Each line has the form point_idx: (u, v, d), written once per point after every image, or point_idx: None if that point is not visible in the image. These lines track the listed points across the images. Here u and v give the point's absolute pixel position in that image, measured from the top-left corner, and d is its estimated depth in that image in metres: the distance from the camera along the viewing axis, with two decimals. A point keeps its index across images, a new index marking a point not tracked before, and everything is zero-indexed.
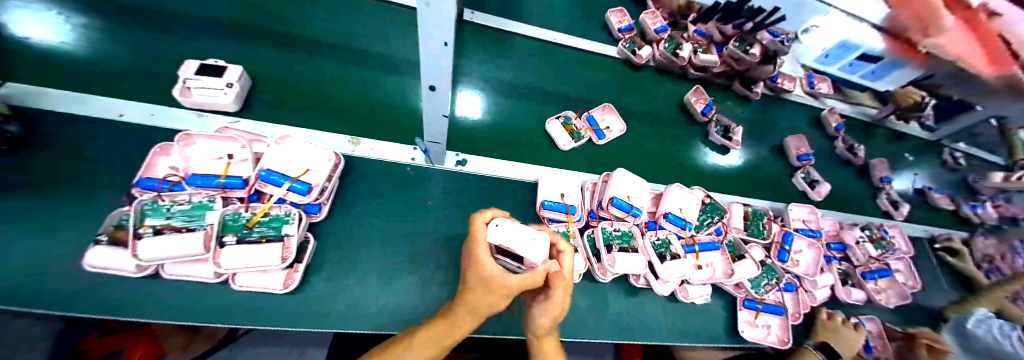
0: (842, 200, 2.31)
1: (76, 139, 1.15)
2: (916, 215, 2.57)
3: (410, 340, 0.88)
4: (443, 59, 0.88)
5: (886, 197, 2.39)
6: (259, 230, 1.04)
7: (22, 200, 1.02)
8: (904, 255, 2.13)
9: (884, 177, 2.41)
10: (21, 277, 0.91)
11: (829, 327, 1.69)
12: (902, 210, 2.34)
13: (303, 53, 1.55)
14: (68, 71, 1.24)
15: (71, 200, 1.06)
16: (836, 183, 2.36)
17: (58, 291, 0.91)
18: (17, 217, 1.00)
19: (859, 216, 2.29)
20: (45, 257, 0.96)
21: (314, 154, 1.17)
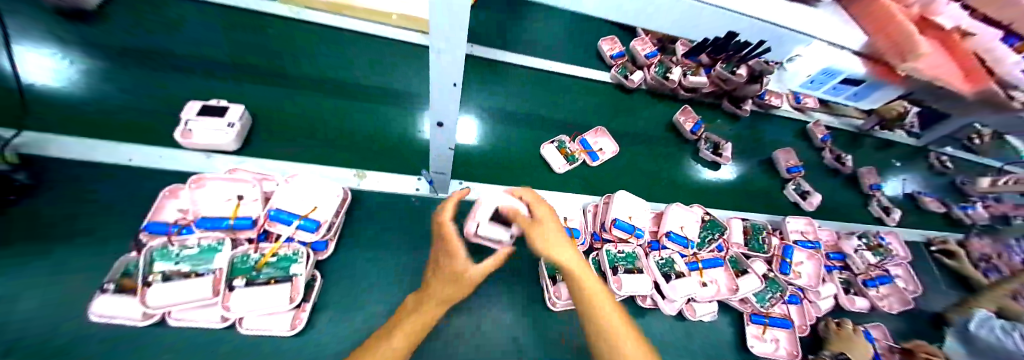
0: (835, 208, 2.37)
1: (84, 185, 1.17)
2: (908, 219, 2.62)
3: (393, 334, 0.95)
4: (449, 98, 0.92)
5: (877, 204, 2.46)
6: (268, 271, 1.04)
7: (27, 249, 1.02)
8: (903, 261, 2.16)
9: (873, 184, 2.48)
10: (24, 327, 0.90)
11: (841, 335, 1.68)
12: (893, 216, 2.41)
13: (305, 88, 1.59)
14: (75, 116, 1.26)
15: (78, 247, 1.07)
16: (829, 193, 2.42)
17: (61, 342, 0.90)
18: (21, 267, 1.00)
19: (855, 224, 2.34)
20: (47, 306, 0.95)
21: (322, 191, 1.20)
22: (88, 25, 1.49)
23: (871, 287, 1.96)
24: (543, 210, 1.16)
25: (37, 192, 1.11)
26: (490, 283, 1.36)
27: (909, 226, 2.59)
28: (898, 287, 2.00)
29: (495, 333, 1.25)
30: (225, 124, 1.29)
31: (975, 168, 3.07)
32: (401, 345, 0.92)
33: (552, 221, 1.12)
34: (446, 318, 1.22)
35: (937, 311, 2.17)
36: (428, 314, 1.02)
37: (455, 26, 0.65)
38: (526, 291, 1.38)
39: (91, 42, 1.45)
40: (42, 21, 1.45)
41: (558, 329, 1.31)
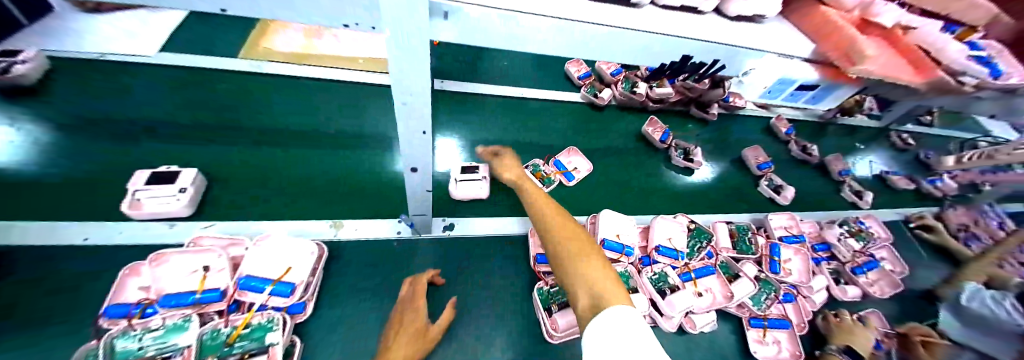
0: (812, 198, 2.44)
1: (32, 274, 1.08)
2: (883, 200, 2.71)
3: None
4: (420, 146, 0.91)
5: (849, 189, 2.53)
6: (241, 345, 0.97)
7: None
8: (886, 243, 2.20)
9: (841, 170, 2.58)
10: None
11: (843, 329, 1.68)
12: (867, 199, 2.47)
13: (271, 141, 1.57)
14: (26, 199, 1.20)
15: (25, 344, 0.97)
16: (804, 184, 2.50)
17: None
18: None
19: (834, 212, 2.41)
20: None
21: (295, 249, 1.16)
22: (30, 99, 1.43)
23: (860, 273, 1.99)
24: (507, 166, 1.52)
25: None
26: (481, 323, 1.31)
27: (885, 207, 2.67)
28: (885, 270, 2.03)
29: None
30: (176, 190, 1.24)
31: (934, 141, 3.23)
32: None
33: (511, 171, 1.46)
34: None
35: (926, 288, 2.21)
36: None
37: (418, 79, 0.66)
38: (521, 326, 1.34)
39: (38, 118, 1.40)
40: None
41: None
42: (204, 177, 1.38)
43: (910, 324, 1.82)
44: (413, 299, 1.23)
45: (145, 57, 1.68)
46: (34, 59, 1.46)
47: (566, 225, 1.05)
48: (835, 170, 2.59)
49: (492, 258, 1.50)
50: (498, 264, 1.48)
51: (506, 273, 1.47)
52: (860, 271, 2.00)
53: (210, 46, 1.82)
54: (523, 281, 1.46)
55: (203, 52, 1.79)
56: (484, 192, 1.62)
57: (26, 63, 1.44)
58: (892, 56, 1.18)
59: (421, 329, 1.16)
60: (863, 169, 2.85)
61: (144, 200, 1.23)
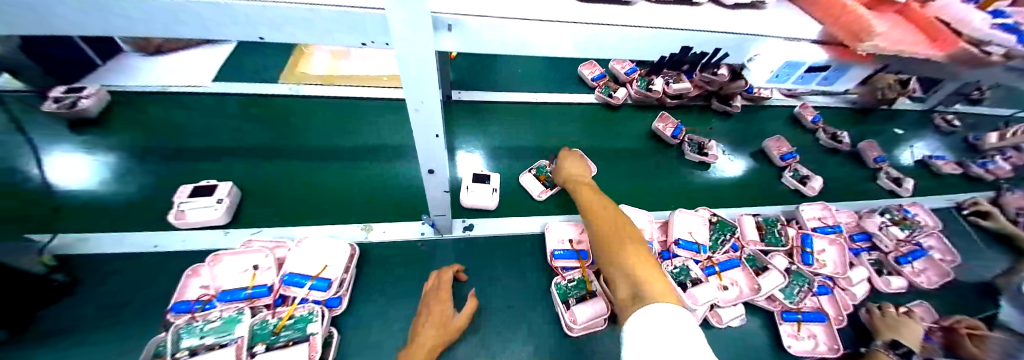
0: (846, 187, 2.32)
1: (113, 276, 1.25)
2: (927, 186, 2.51)
3: None
4: (435, 147, 0.99)
5: (887, 176, 2.38)
6: (287, 334, 1.08)
7: (65, 345, 1.09)
8: (934, 231, 2.04)
9: (877, 157, 2.45)
10: None
11: (886, 325, 1.57)
12: (906, 186, 2.31)
13: (303, 157, 1.72)
14: (112, 213, 1.41)
15: (109, 334, 1.13)
16: (836, 173, 2.38)
17: None
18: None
19: (873, 201, 2.26)
20: None
21: (331, 249, 1.27)
22: (104, 129, 1.68)
23: (905, 264, 1.87)
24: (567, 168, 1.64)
25: (66, 289, 1.19)
26: (502, 317, 1.36)
27: (933, 193, 2.47)
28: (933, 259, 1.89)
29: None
30: (215, 201, 1.39)
31: (983, 122, 3.00)
32: None
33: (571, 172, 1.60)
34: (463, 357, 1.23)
35: (984, 279, 2.03)
36: None
37: (428, 90, 0.76)
38: (539, 321, 1.36)
39: (110, 145, 1.63)
40: (62, 134, 1.63)
41: (578, 353, 1.29)
42: (240, 191, 1.52)
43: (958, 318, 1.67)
44: (436, 292, 1.27)
45: (193, 88, 1.90)
46: (95, 94, 1.69)
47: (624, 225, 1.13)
48: (869, 158, 2.46)
49: (509, 256, 1.55)
50: (517, 262, 1.54)
51: (523, 271, 1.51)
52: (906, 260, 1.87)
53: (252, 74, 2.04)
54: (540, 278, 1.50)
55: (244, 80, 2.00)
56: (493, 204, 1.65)
57: (89, 97, 1.68)
58: (911, 30, 1.13)
59: (443, 321, 1.19)
60: (901, 155, 2.67)
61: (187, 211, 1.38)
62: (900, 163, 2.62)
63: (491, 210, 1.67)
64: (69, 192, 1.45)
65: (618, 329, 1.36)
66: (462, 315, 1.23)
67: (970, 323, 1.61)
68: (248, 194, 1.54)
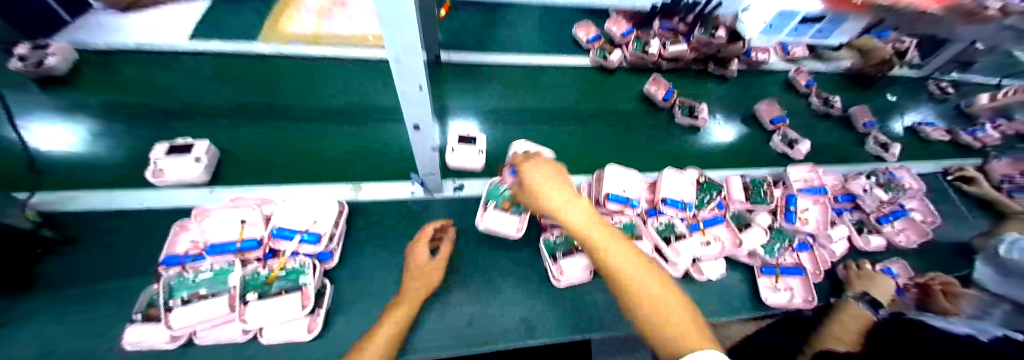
0: (835, 152, 2.34)
1: (100, 233, 1.25)
2: (913, 152, 2.54)
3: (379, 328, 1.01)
4: (420, 100, 0.91)
5: (875, 141, 2.39)
6: (279, 284, 1.11)
7: (56, 298, 1.10)
8: (918, 193, 2.08)
9: (867, 122, 2.44)
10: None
11: (863, 278, 1.66)
12: (894, 151, 2.32)
13: (292, 120, 1.68)
14: (94, 172, 1.39)
15: (102, 286, 1.15)
16: (827, 139, 2.39)
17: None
18: (54, 309, 1.08)
19: (858, 165, 2.29)
20: (81, 341, 1.03)
21: (320, 205, 1.27)
22: (79, 89, 1.62)
23: (886, 223, 1.93)
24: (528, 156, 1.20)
25: (58, 246, 1.20)
26: (492, 271, 1.40)
27: (918, 159, 2.51)
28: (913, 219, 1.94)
29: (505, 312, 1.30)
30: (193, 159, 1.35)
31: (978, 90, 2.98)
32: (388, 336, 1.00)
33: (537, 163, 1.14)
34: (453, 308, 1.27)
35: (959, 240, 2.10)
36: (402, 314, 1.07)
37: (411, 44, 0.67)
38: (528, 275, 1.41)
39: (87, 106, 1.57)
40: (34, 95, 1.57)
41: (566, 305, 1.35)
42: (218, 152, 1.49)
43: (932, 275, 1.79)
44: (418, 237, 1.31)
45: (173, 47, 1.82)
46: (61, 52, 1.60)
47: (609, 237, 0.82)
48: (859, 122, 2.46)
49: None
50: None
51: None
52: (886, 220, 1.92)
53: (233, 32, 1.93)
54: (530, 236, 1.53)
55: (230, 40, 1.90)
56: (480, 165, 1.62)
57: (55, 55, 1.58)
58: None
59: (419, 267, 1.23)
60: (890, 121, 2.69)
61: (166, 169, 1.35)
62: (889, 129, 2.63)
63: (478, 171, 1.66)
64: (44, 153, 1.41)
65: (602, 282, 1.42)
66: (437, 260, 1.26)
67: (942, 279, 1.72)
68: (230, 160, 1.51)
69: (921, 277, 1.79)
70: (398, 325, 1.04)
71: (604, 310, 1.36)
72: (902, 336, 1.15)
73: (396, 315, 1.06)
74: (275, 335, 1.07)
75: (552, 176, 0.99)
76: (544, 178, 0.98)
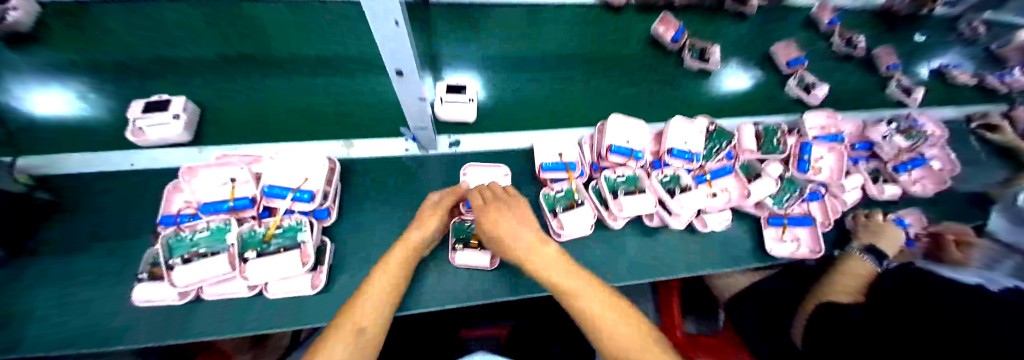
0: (858, 98, 2.16)
1: (90, 196, 1.25)
2: (936, 97, 2.31)
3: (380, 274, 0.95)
4: (397, 39, 0.70)
5: (898, 85, 2.19)
6: (277, 242, 1.11)
7: (61, 258, 1.13)
8: (940, 141, 1.92)
9: (890, 64, 2.21)
10: (75, 315, 1.04)
11: (871, 227, 1.62)
12: (917, 95, 2.14)
13: (281, 73, 1.57)
14: (73, 133, 1.35)
15: (102, 245, 1.17)
16: (851, 84, 2.20)
17: (117, 320, 1.05)
18: (62, 267, 1.12)
19: (881, 110, 2.14)
20: (94, 297, 1.08)
21: (308, 162, 1.22)
22: (50, 47, 1.49)
23: (903, 172, 1.83)
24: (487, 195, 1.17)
25: (68, 212, 1.21)
26: None
27: (944, 105, 2.30)
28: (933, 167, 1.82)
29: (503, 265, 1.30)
30: (171, 116, 1.30)
31: None
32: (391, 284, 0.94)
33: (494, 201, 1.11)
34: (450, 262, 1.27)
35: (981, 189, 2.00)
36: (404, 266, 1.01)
37: None
38: None
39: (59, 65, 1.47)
40: None
41: None
42: (197, 110, 1.43)
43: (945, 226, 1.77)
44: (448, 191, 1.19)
45: None
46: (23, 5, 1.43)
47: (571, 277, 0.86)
48: (882, 64, 2.23)
49: None
50: None
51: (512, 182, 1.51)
52: (903, 169, 1.82)
53: None
54: (531, 191, 1.50)
55: None
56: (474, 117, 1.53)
57: (18, 10, 1.42)
58: None
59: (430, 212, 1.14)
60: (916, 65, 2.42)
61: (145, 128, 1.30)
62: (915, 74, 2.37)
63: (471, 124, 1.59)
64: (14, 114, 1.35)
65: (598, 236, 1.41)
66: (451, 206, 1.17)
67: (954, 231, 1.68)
68: (211, 119, 1.45)
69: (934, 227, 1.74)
70: (398, 274, 0.96)
71: (599, 259, 1.41)
72: (906, 293, 1.24)
73: (397, 260, 0.98)
74: (279, 290, 1.10)
75: (513, 219, 1.02)
76: (503, 224, 1.00)
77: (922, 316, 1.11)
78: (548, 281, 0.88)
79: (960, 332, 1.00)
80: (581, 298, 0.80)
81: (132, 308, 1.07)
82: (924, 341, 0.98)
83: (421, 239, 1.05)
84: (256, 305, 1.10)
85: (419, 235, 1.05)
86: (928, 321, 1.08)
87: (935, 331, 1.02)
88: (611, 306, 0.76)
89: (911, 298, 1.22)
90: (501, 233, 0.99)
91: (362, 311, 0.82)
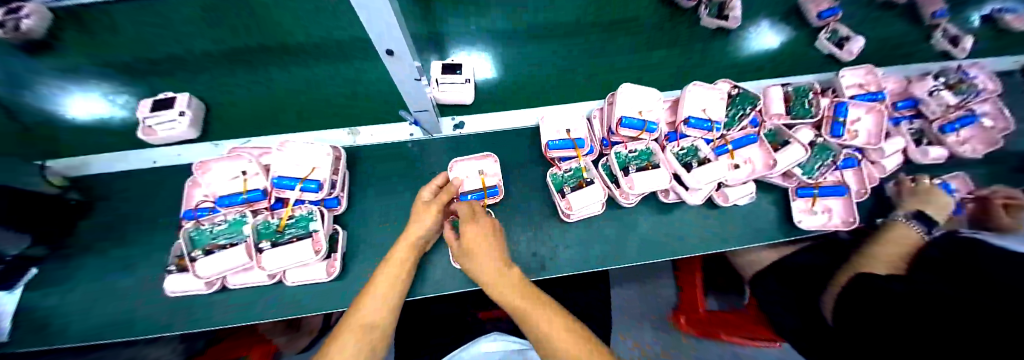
0: (903, 50, 1.90)
1: (127, 193, 1.39)
2: (982, 50, 1.96)
3: (388, 264, 0.97)
4: (378, 13, 0.62)
5: (943, 34, 1.88)
6: (291, 231, 1.15)
7: (117, 250, 1.30)
8: (993, 95, 1.69)
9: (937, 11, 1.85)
10: (137, 299, 1.22)
11: (918, 196, 1.48)
12: (965, 45, 1.83)
13: (286, 68, 1.53)
14: (96, 136, 1.47)
15: (147, 237, 1.33)
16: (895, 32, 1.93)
17: (167, 303, 1.20)
18: (118, 256, 1.30)
19: (929, 62, 1.91)
20: (148, 283, 1.25)
21: (311, 152, 1.20)
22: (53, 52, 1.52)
23: (952, 132, 1.61)
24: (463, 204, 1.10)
25: (111, 209, 1.36)
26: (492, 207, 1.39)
27: (1000, 56, 1.97)
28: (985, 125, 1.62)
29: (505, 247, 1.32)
30: (177, 113, 1.33)
31: None
32: (393, 276, 0.94)
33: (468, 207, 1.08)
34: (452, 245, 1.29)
35: None
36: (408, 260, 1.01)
37: None
38: (535, 211, 1.40)
39: (70, 70, 1.48)
40: None
41: (563, 239, 1.35)
42: (203, 106, 1.48)
43: (995, 188, 1.55)
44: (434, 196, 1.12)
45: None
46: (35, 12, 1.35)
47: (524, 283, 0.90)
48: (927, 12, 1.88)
49: (503, 150, 1.50)
50: (506, 156, 1.49)
51: (515, 161, 1.48)
52: (950, 129, 1.61)
53: None
54: (536, 171, 1.46)
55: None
56: (470, 99, 1.48)
57: (31, 18, 1.35)
58: None
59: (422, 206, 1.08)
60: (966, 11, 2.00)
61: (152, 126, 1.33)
62: (964, 22, 1.97)
63: (469, 106, 1.53)
64: (42, 120, 1.46)
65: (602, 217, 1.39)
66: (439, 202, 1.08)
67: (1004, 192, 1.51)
68: (215, 115, 1.50)
69: (981, 190, 1.56)
70: (404, 268, 0.98)
71: (607, 239, 1.37)
72: (952, 263, 1.15)
73: (400, 257, 0.99)
74: (297, 277, 1.16)
75: (494, 244, 0.99)
76: (484, 245, 0.97)
77: (965, 285, 1.02)
78: (522, 315, 0.81)
79: (1001, 296, 0.92)
80: (556, 343, 0.73)
81: (174, 296, 1.18)
82: (961, 308, 0.92)
83: (420, 232, 1.04)
84: (275, 291, 1.19)
85: (419, 228, 1.04)
86: (970, 288, 1.00)
87: (976, 299, 0.94)
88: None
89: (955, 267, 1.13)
90: (479, 252, 0.96)
91: (370, 306, 0.84)
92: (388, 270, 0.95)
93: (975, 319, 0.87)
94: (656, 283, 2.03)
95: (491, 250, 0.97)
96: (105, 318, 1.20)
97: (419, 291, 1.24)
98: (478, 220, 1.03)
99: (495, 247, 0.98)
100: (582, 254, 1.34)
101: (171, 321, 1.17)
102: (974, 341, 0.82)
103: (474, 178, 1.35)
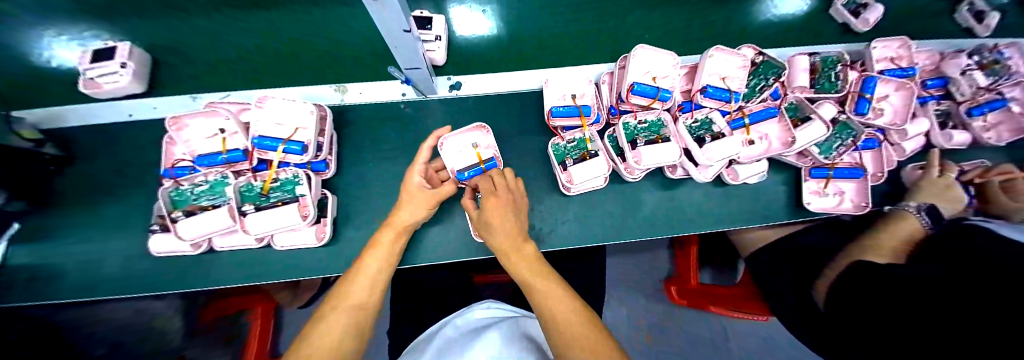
0: (932, 23, 1.75)
1: (103, 148, 1.31)
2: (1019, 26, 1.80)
3: (383, 245, 0.93)
4: None
5: (969, 8, 1.72)
6: (276, 195, 1.10)
7: (101, 206, 1.27)
8: None
9: None
10: (126, 256, 1.21)
11: (936, 187, 1.38)
12: (989, 22, 1.68)
13: (282, 20, 1.43)
14: (60, 86, 1.35)
15: (132, 194, 1.29)
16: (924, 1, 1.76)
17: (157, 261, 1.19)
18: (102, 213, 1.26)
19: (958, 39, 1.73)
20: (137, 240, 1.24)
21: (292, 110, 1.10)
22: None
23: (977, 116, 1.49)
24: (486, 178, 1.05)
25: (88, 164, 1.30)
26: None
27: None
28: (1014, 110, 1.48)
29: None
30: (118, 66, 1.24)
31: None
32: (384, 257, 0.91)
33: (488, 184, 1.01)
34: (445, 214, 1.27)
35: None
36: (395, 245, 0.96)
37: None
38: (535, 182, 1.33)
39: (37, 10, 1.40)
40: None
41: (560, 212, 1.31)
42: (151, 60, 1.36)
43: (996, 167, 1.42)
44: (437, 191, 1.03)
45: None
46: None
47: (538, 264, 0.84)
48: None
49: (502, 116, 1.39)
50: (503, 123, 1.38)
51: (514, 129, 1.38)
52: (978, 113, 1.47)
53: None
54: (537, 141, 1.38)
55: None
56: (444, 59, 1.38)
57: None
58: None
59: (430, 191, 1.02)
60: None
61: (94, 79, 1.24)
62: None
63: (444, 67, 1.43)
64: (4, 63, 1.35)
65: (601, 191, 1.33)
66: (437, 189, 1.02)
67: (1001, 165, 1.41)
68: (194, 65, 1.39)
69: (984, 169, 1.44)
70: (392, 255, 0.93)
71: (607, 213, 1.33)
72: (962, 250, 1.03)
73: (387, 241, 0.94)
74: (287, 241, 1.13)
75: (513, 218, 0.93)
76: (499, 215, 0.91)
77: (969, 269, 0.93)
78: (531, 293, 0.78)
79: (1002, 278, 0.82)
80: (561, 325, 0.69)
81: (162, 256, 1.17)
82: (960, 296, 0.82)
83: (410, 220, 0.99)
84: (265, 255, 1.17)
85: (409, 216, 0.99)
86: (972, 271, 0.91)
87: (977, 282, 0.84)
88: (596, 345, 0.64)
89: (956, 252, 1.04)
90: (498, 224, 0.91)
91: (354, 287, 0.81)
92: (381, 252, 0.91)
93: (966, 303, 0.80)
94: (653, 255, 2.05)
95: (510, 222, 0.92)
96: (91, 277, 1.18)
97: (414, 258, 1.22)
98: (499, 195, 0.95)
99: (511, 226, 0.91)
100: (583, 228, 1.30)
101: (163, 279, 1.17)
102: (961, 329, 0.76)
103: (468, 153, 1.23)
